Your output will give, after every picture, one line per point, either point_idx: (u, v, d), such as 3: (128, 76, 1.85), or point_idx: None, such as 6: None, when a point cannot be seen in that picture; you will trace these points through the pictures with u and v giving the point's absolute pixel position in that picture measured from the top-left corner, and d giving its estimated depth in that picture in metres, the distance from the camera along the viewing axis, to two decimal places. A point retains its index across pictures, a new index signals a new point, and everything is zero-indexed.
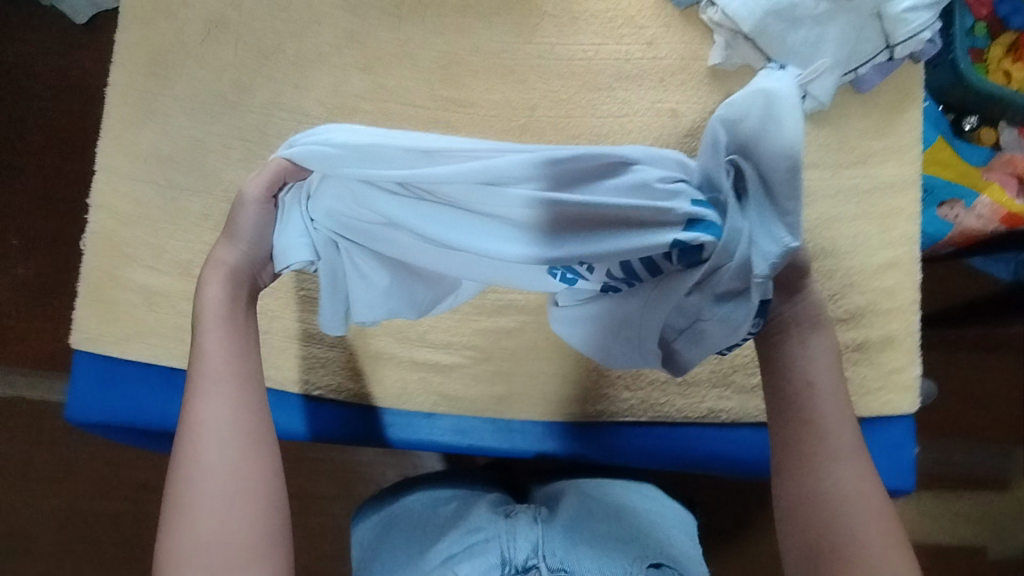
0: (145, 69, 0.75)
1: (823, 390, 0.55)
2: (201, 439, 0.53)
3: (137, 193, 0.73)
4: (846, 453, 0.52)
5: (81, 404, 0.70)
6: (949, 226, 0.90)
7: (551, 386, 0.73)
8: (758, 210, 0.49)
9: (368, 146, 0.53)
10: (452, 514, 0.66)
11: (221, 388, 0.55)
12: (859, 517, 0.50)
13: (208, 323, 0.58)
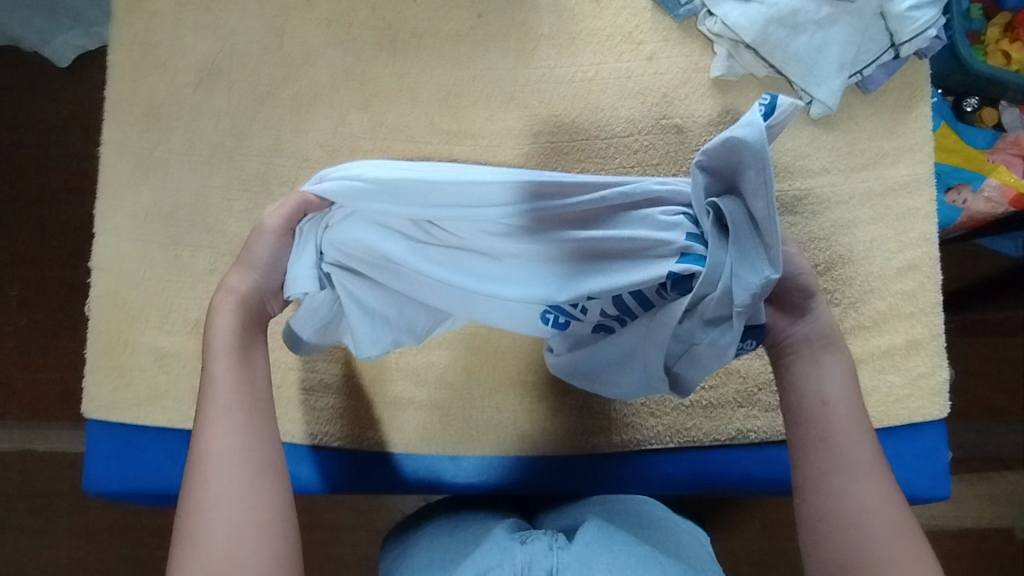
0: (138, 123, 0.73)
1: (838, 406, 0.52)
2: (210, 471, 0.49)
3: (137, 253, 0.72)
4: (866, 469, 0.50)
5: (96, 475, 0.69)
6: (958, 211, 0.89)
7: (574, 418, 0.72)
8: (738, 247, 0.46)
9: (402, 183, 0.51)
10: (468, 542, 0.60)
11: (230, 419, 0.52)
12: (884, 535, 0.48)
13: (219, 351, 0.55)
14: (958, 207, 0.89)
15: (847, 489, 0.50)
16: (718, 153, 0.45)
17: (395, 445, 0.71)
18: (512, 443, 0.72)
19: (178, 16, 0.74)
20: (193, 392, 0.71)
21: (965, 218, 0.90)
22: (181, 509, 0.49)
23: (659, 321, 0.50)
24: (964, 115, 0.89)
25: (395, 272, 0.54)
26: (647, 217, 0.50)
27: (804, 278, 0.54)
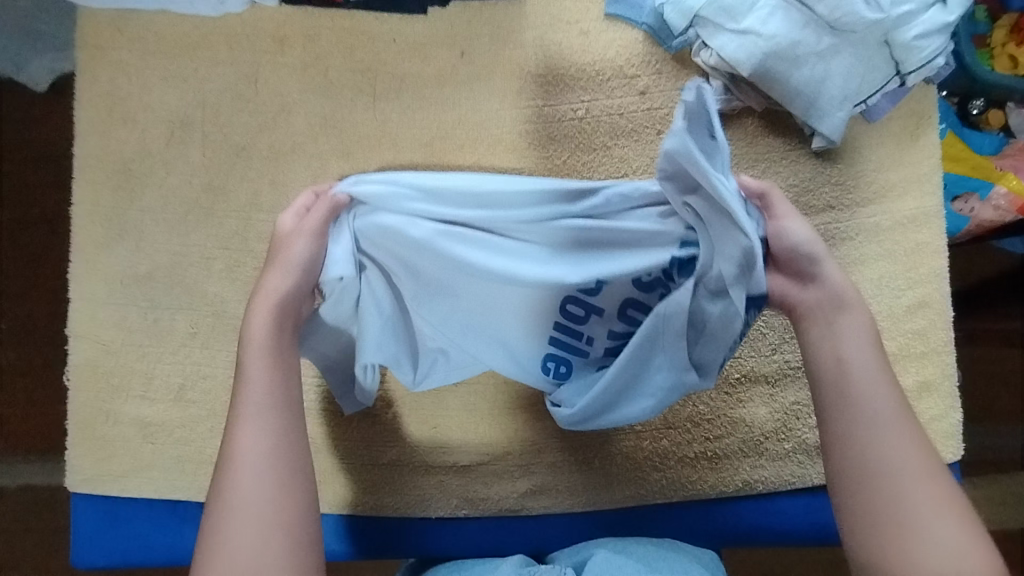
0: (109, 182, 0.70)
1: (859, 360, 0.55)
2: (241, 473, 0.53)
3: (117, 319, 0.69)
4: (891, 418, 0.53)
5: (83, 550, 0.67)
6: (965, 220, 0.83)
7: (576, 475, 0.70)
8: (715, 229, 0.52)
9: (434, 188, 0.58)
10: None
11: (265, 417, 0.55)
12: (906, 483, 0.51)
13: (254, 354, 0.57)
14: (965, 216, 0.83)
15: (870, 437, 0.53)
16: (670, 164, 0.53)
17: (392, 508, 0.69)
18: (512, 502, 0.69)
19: (147, 67, 0.70)
20: (179, 462, 0.68)
21: (973, 228, 0.83)
22: (212, 502, 0.53)
23: (671, 306, 0.54)
24: (969, 118, 0.84)
25: (421, 258, 0.57)
26: (646, 215, 0.56)
27: (815, 250, 0.56)
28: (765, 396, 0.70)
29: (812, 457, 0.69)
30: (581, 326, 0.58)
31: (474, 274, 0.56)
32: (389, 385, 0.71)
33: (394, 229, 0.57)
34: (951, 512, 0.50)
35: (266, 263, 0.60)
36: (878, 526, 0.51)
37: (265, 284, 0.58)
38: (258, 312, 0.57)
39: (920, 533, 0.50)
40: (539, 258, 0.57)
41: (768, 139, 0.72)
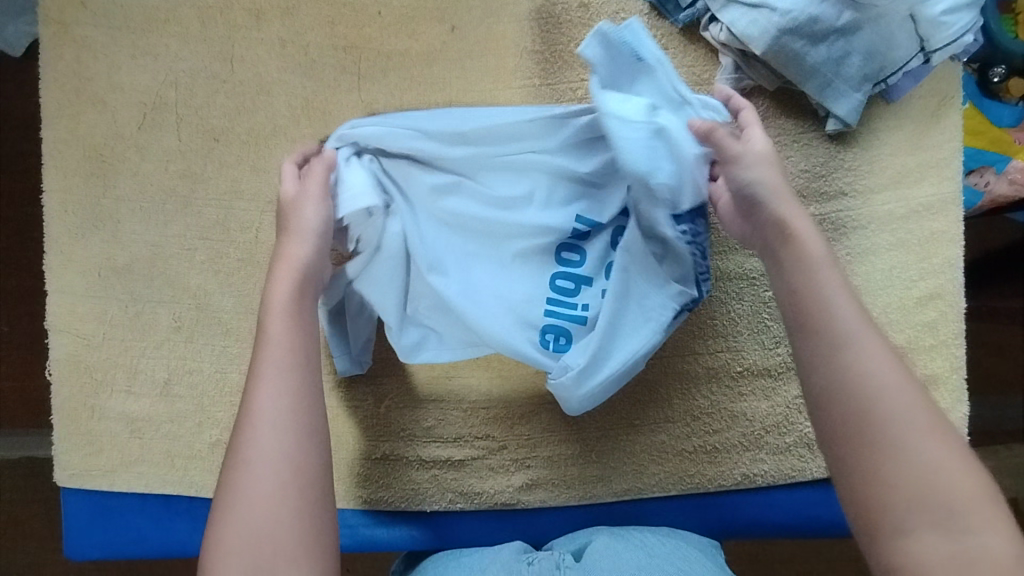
0: (83, 169, 0.67)
1: (814, 278, 0.51)
2: (257, 430, 0.50)
3: (96, 312, 0.67)
4: (855, 333, 0.48)
5: (77, 542, 0.66)
6: (978, 195, 0.80)
7: (573, 468, 0.68)
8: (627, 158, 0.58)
9: (438, 131, 0.64)
10: (475, 566, 0.61)
11: (280, 376, 0.53)
12: (880, 398, 0.45)
13: (274, 312, 0.55)
14: (979, 191, 0.79)
15: (835, 359, 0.48)
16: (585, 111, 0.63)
17: (387, 502, 0.68)
18: (507, 496, 0.68)
19: (120, 47, 0.67)
20: (168, 458, 0.66)
21: (987, 203, 0.80)
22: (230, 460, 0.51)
23: (630, 237, 0.61)
24: (990, 87, 0.79)
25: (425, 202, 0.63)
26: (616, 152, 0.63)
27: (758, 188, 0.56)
28: (766, 390, 0.68)
29: (813, 451, 0.68)
30: (573, 296, 0.63)
31: (472, 219, 0.63)
32: (382, 377, 0.69)
33: (402, 167, 0.63)
34: (930, 425, 0.44)
35: (281, 230, 0.60)
36: (852, 452, 0.45)
37: (284, 248, 0.58)
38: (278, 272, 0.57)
39: (900, 452, 0.44)
40: (536, 199, 0.64)
41: (779, 121, 0.68)
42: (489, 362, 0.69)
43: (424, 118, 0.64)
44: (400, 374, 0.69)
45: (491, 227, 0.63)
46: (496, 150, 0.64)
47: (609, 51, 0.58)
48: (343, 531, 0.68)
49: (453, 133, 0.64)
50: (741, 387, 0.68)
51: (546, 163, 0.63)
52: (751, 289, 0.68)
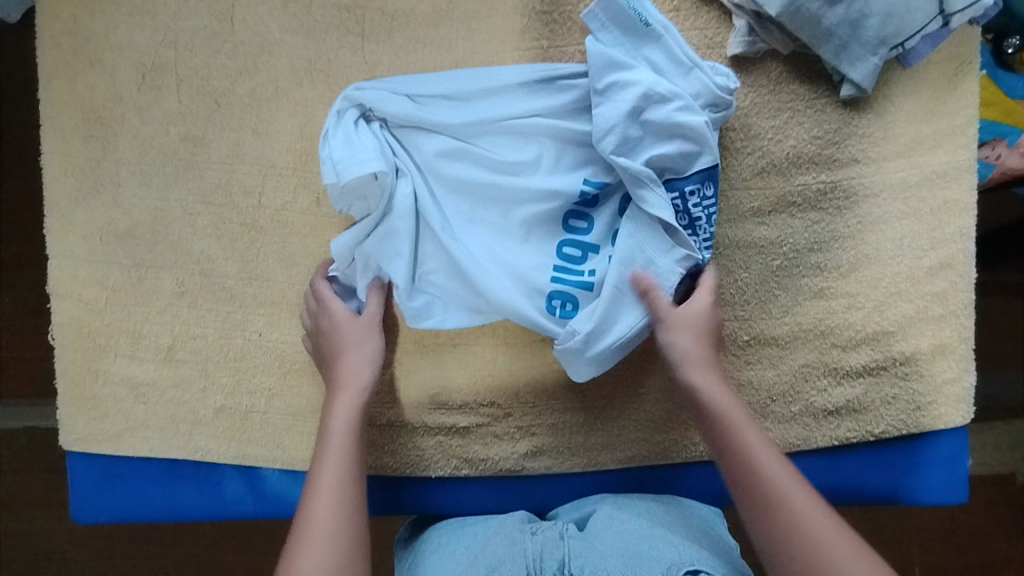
0: (81, 131, 0.65)
1: (741, 445, 0.56)
2: (315, 545, 0.52)
3: (98, 277, 0.66)
4: (788, 493, 0.53)
5: (84, 505, 0.66)
6: (988, 168, 0.79)
7: (577, 436, 0.68)
8: (608, 129, 0.60)
9: (442, 95, 0.64)
10: (478, 535, 0.62)
11: (338, 493, 0.55)
12: (823, 555, 0.50)
13: (332, 434, 0.58)
14: (991, 164, 0.79)
15: (774, 527, 0.52)
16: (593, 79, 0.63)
17: (391, 468, 0.68)
18: (512, 463, 0.68)
19: (118, 5, 0.65)
20: (173, 422, 0.66)
21: (997, 176, 0.79)
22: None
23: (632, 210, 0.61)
24: (1006, 58, 0.77)
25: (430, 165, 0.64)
26: (636, 111, 0.60)
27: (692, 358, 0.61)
28: (773, 358, 0.68)
29: (819, 420, 0.68)
30: (582, 264, 0.63)
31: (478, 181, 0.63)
32: (386, 344, 0.69)
33: (407, 130, 0.64)
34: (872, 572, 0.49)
35: (330, 350, 0.63)
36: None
37: (342, 369, 0.61)
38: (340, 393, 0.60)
39: None
40: (543, 165, 0.64)
41: (793, 87, 0.67)
42: (494, 329, 0.69)
43: (429, 81, 0.64)
44: (405, 340, 0.69)
45: (499, 191, 0.63)
46: (500, 115, 0.64)
47: (609, 20, 0.62)
48: None
49: (456, 96, 0.64)
50: (749, 358, 0.68)
51: (553, 127, 0.63)
52: (761, 258, 0.67)
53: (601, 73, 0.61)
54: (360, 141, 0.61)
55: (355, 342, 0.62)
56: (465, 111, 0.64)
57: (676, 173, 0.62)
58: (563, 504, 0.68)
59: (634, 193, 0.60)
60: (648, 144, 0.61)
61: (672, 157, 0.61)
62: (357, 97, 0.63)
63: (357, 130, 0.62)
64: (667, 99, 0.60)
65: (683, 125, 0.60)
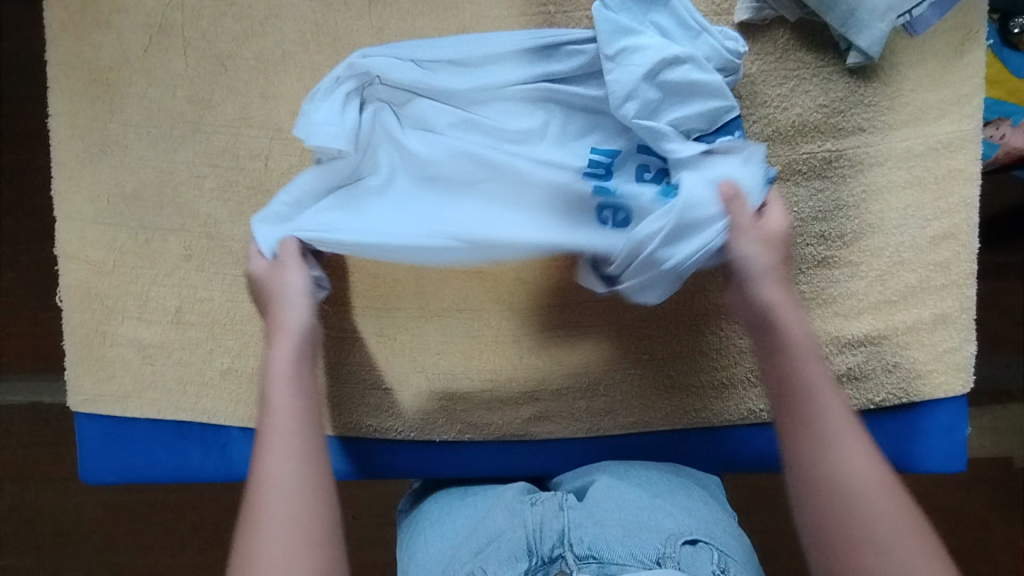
0: (89, 92, 0.66)
1: (802, 370, 0.54)
2: (272, 499, 0.50)
3: (106, 239, 0.66)
4: (836, 430, 0.52)
5: (92, 466, 0.67)
6: (993, 148, 0.80)
7: (580, 402, 0.69)
8: (627, 94, 0.60)
9: (437, 60, 0.63)
10: (479, 506, 0.63)
11: (288, 443, 0.53)
12: (859, 493, 0.49)
13: (277, 381, 0.56)
14: (996, 143, 0.79)
15: (815, 457, 0.51)
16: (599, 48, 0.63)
17: (396, 432, 0.69)
18: (516, 428, 0.69)
19: None
20: (179, 383, 0.67)
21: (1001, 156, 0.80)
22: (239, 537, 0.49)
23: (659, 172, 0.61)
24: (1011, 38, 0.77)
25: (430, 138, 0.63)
26: (653, 74, 0.60)
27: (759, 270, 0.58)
28: None
29: None
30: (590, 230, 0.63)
31: (459, 160, 0.62)
32: (392, 309, 0.69)
33: (407, 99, 0.64)
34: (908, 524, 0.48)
35: (265, 304, 0.61)
36: (837, 549, 0.48)
37: (276, 320, 0.59)
38: (279, 341, 0.57)
39: (879, 549, 0.47)
40: (536, 131, 0.63)
41: (799, 55, 0.67)
42: (499, 296, 0.69)
43: (431, 47, 0.64)
44: (411, 305, 0.69)
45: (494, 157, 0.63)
46: (490, 81, 0.63)
47: None
48: (355, 457, 0.69)
49: (449, 61, 0.64)
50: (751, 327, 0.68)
51: (557, 93, 0.63)
52: None
53: (610, 41, 0.61)
54: (340, 122, 0.60)
55: (281, 289, 0.60)
56: (455, 77, 0.63)
57: (703, 130, 0.62)
58: (566, 472, 0.68)
59: (659, 150, 0.61)
60: (668, 105, 0.61)
61: (694, 116, 0.61)
62: (357, 66, 0.62)
63: (340, 110, 0.61)
64: (681, 60, 0.61)
65: (699, 84, 0.61)
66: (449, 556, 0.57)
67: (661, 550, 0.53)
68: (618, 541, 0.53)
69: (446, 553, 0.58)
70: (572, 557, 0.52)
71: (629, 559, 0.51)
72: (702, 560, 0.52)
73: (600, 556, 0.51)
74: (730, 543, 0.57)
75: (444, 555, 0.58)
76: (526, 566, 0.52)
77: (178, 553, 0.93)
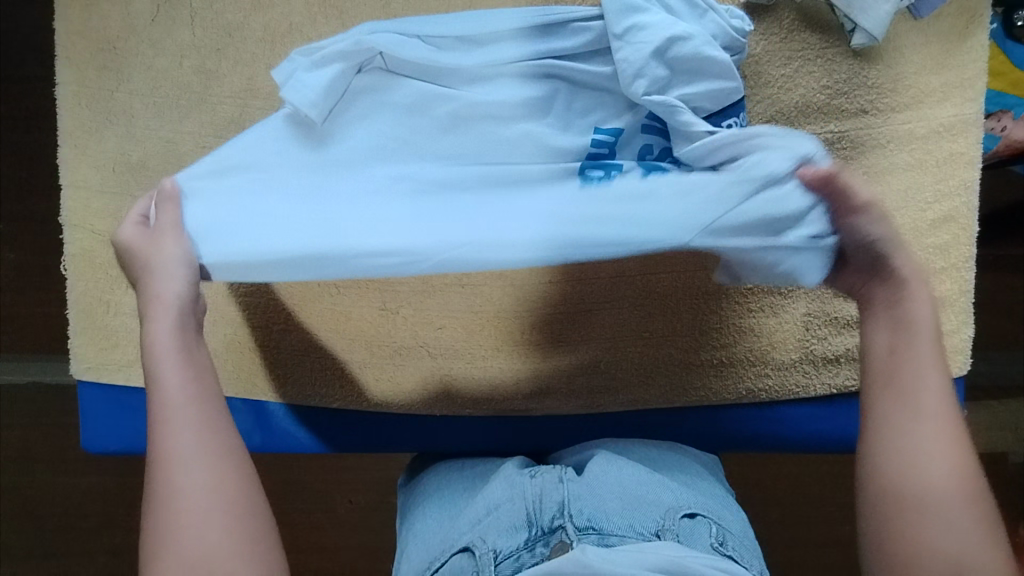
0: (95, 62, 0.66)
1: (918, 357, 0.55)
2: (173, 471, 0.52)
3: (110, 208, 0.67)
4: (928, 411, 0.54)
5: (94, 436, 0.67)
6: (994, 139, 0.80)
7: (580, 378, 0.69)
8: (636, 70, 0.61)
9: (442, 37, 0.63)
10: (478, 478, 0.63)
11: (184, 414, 0.54)
12: (936, 476, 0.52)
13: (161, 356, 0.56)
14: (996, 136, 0.80)
15: (902, 430, 0.54)
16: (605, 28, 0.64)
17: (395, 406, 0.69)
18: (517, 403, 0.69)
19: None
20: None
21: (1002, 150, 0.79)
22: (150, 504, 0.52)
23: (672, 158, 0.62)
24: (1014, 31, 0.77)
25: (421, 116, 0.62)
26: (660, 50, 0.61)
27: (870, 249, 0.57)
28: (774, 307, 0.69)
29: (818, 367, 0.68)
30: None
31: (449, 141, 0.62)
32: (395, 283, 0.69)
33: (405, 76, 0.62)
34: (974, 508, 0.51)
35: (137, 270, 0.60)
36: (896, 514, 0.52)
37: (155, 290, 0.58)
38: (158, 318, 0.57)
39: (938, 522, 0.51)
40: (527, 111, 0.63)
41: (803, 35, 0.67)
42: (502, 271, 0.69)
43: (437, 24, 0.63)
44: (414, 279, 0.69)
45: (486, 137, 0.62)
46: (487, 60, 0.63)
47: None
48: (354, 432, 0.69)
49: (450, 40, 0.63)
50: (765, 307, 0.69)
51: (561, 70, 0.64)
52: None
53: (618, 19, 0.62)
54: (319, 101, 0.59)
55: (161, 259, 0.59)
56: (456, 57, 0.63)
57: (711, 110, 0.63)
58: (563, 449, 0.68)
59: (674, 123, 0.61)
60: (677, 82, 0.62)
61: (702, 95, 0.62)
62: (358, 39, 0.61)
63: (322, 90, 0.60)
64: (689, 37, 0.61)
65: (709, 61, 0.61)
66: (448, 528, 0.57)
67: (660, 522, 0.54)
68: (617, 513, 0.54)
69: (446, 524, 0.58)
70: (572, 528, 0.52)
71: (628, 530, 0.52)
72: (700, 534, 0.54)
73: (600, 527, 0.52)
74: (728, 519, 0.58)
75: (443, 527, 0.58)
76: (526, 536, 0.52)
77: None
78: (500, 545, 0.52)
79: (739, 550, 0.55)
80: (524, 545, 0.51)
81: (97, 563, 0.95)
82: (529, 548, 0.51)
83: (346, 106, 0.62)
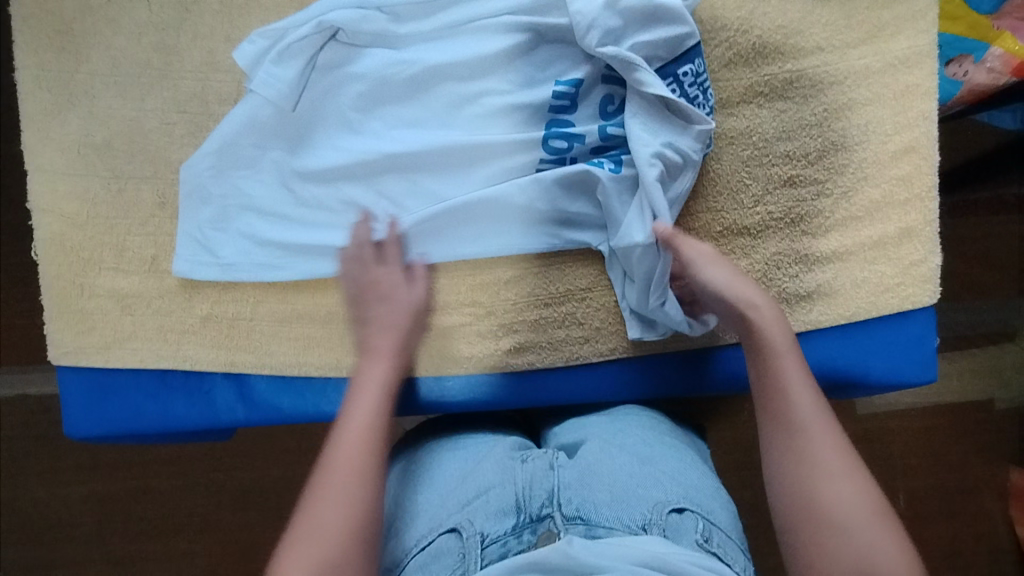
0: (53, 45, 0.66)
1: (779, 374, 0.59)
2: (336, 489, 0.53)
3: (78, 190, 0.67)
4: (811, 427, 0.56)
5: (77, 420, 0.67)
6: (958, 85, 0.81)
7: (559, 332, 0.69)
8: (590, 24, 0.62)
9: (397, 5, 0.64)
10: (471, 458, 0.62)
11: (374, 446, 0.56)
12: (831, 486, 0.53)
13: (368, 388, 0.59)
14: (958, 81, 0.80)
15: (792, 447, 0.56)
16: None
17: None
18: (496, 359, 0.69)
19: None
20: (161, 332, 0.67)
21: (965, 92, 0.81)
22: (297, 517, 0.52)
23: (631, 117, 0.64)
24: None
25: (386, 86, 0.65)
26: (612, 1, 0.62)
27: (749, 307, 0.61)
28: (746, 248, 0.69)
29: (791, 304, 0.69)
30: (562, 157, 0.66)
31: (414, 107, 0.66)
32: None
33: (366, 46, 0.65)
34: (873, 513, 0.51)
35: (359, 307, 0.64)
36: (808, 532, 0.52)
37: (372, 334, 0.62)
38: (373, 366, 0.60)
39: (846, 535, 0.51)
40: (489, 67, 0.65)
41: None
42: None
43: None
44: None
45: (451, 100, 0.66)
46: (443, 24, 0.65)
47: None
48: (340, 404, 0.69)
49: (405, 8, 0.64)
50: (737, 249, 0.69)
51: (519, 24, 0.65)
52: (731, 148, 0.69)
53: None
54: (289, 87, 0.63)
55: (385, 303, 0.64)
56: (412, 23, 0.65)
57: (667, 58, 0.65)
58: (563, 426, 0.68)
59: (628, 76, 0.62)
60: (631, 32, 0.63)
61: (657, 43, 0.63)
62: (316, 18, 0.63)
63: (290, 80, 0.63)
64: None
65: (661, 8, 0.62)
66: (434, 508, 0.57)
67: (647, 514, 0.52)
68: (606, 503, 0.53)
69: (434, 501, 0.58)
70: (560, 517, 0.51)
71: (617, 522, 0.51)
72: (686, 530, 0.52)
73: (588, 518, 0.51)
74: (720, 508, 0.57)
75: (431, 504, 0.58)
76: (514, 522, 0.51)
77: (169, 522, 0.94)
78: (488, 529, 0.51)
79: (723, 547, 0.53)
80: (511, 530, 0.50)
81: (91, 560, 0.94)
82: (516, 535, 0.50)
83: (313, 86, 0.65)
